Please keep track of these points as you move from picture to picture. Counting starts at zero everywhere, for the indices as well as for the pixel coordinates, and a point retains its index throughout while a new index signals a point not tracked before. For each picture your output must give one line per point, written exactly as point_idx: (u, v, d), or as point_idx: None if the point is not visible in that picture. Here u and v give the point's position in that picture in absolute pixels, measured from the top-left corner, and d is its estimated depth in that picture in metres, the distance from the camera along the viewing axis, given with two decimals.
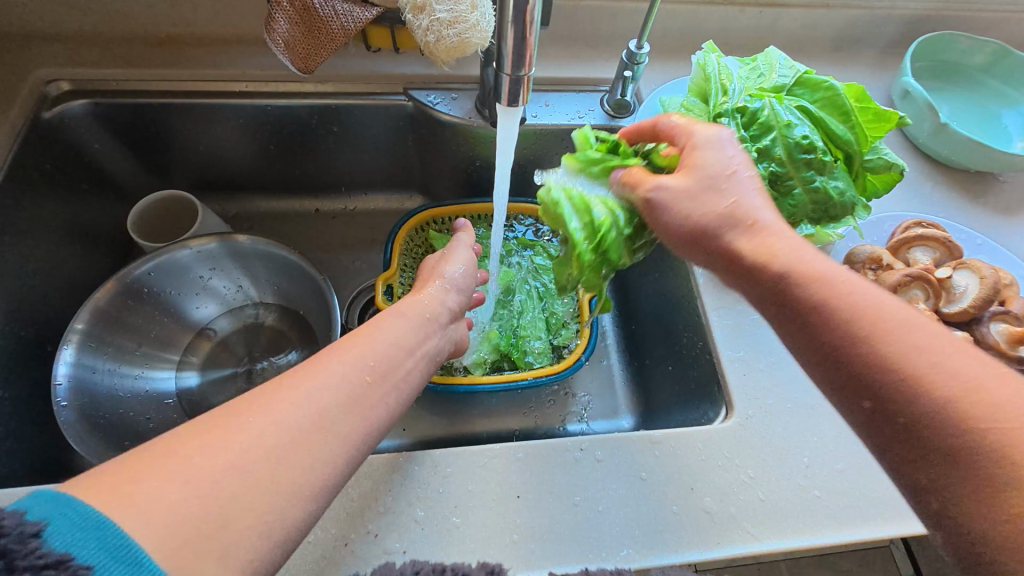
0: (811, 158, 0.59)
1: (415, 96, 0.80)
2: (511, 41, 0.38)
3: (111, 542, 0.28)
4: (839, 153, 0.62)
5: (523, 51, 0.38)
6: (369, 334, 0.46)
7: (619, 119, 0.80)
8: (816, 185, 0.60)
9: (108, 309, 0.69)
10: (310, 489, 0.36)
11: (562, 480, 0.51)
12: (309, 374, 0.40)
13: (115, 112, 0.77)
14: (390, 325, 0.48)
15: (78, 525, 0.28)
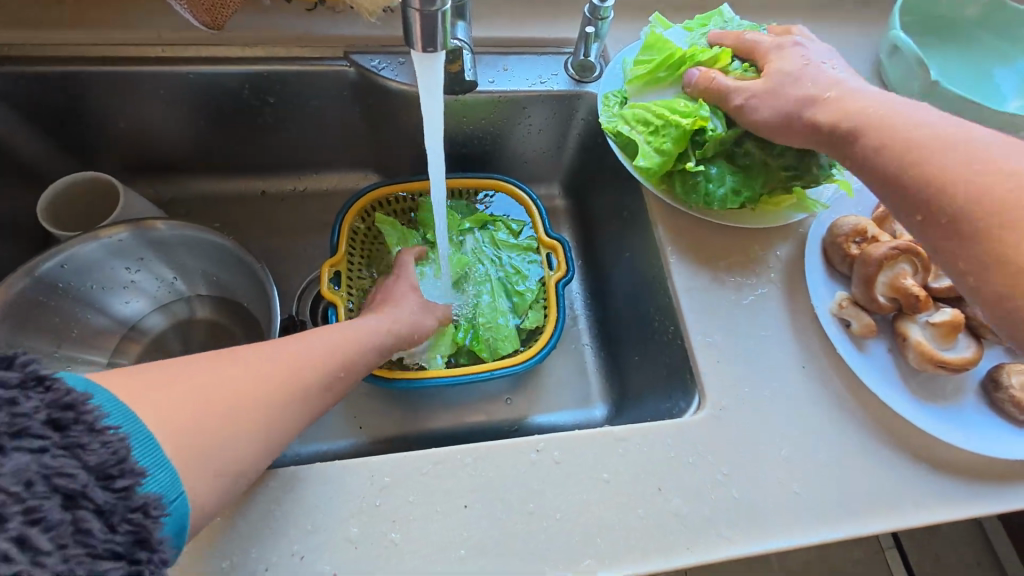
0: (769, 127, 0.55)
1: (357, 61, 0.71)
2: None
3: (138, 429, 0.35)
4: None
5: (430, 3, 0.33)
6: (336, 332, 0.50)
7: (584, 84, 0.73)
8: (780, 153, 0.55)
9: (12, 310, 0.61)
10: (242, 469, 0.41)
11: (517, 486, 0.46)
12: (270, 357, 0.44)
13: (11, 84, 0.67)
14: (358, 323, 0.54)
15: (112, 406, 0.35)
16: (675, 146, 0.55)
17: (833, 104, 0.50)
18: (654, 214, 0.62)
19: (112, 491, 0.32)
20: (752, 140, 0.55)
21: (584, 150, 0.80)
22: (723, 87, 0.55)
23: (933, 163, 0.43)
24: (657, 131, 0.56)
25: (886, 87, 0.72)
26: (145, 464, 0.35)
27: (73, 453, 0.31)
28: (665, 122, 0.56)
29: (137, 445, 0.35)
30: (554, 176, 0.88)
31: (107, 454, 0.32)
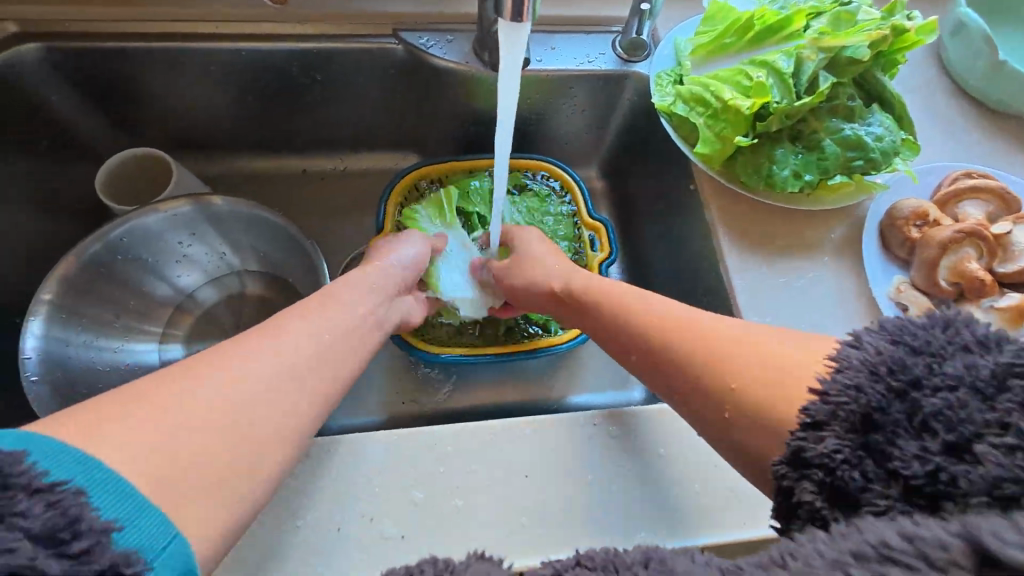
0: (835, 107, 0.51)
1: (406, 39, 0.71)
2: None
3: (98, 476, 0.29)
4: (869, 94, 0.53)
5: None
6: (342, 287, 0.52)
7: (632, 63, 0.72)
8: (845, 134, 0.51)
9: (77, 279, 0.63)
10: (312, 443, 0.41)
11: (576, 459, 0.47)
12: (279, 330, 0.42)
13: (72, 60, 0.68)
14: (355, 281, 0.54)
15: (61, 458, 0.29)
16: (730, 130, 0.53)
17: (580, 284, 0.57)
18: (705, 195, 0.61)
19: (68, 559, 0.26)
20: (815, 120, 0.52)
21: (627, 131, 0.80)
22: (786, 63, 0.51)
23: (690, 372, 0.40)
24: (716, 114, 0.54)
25: (946, 67, 0.70)
26: (115, 515, 0.28)
27: (10, 523, 0.26)
28: (720, 105, 0.53)
29: (97, 492, 0.28)
30: (594, 158, 0.87)
31: (52, 517, 0.26)
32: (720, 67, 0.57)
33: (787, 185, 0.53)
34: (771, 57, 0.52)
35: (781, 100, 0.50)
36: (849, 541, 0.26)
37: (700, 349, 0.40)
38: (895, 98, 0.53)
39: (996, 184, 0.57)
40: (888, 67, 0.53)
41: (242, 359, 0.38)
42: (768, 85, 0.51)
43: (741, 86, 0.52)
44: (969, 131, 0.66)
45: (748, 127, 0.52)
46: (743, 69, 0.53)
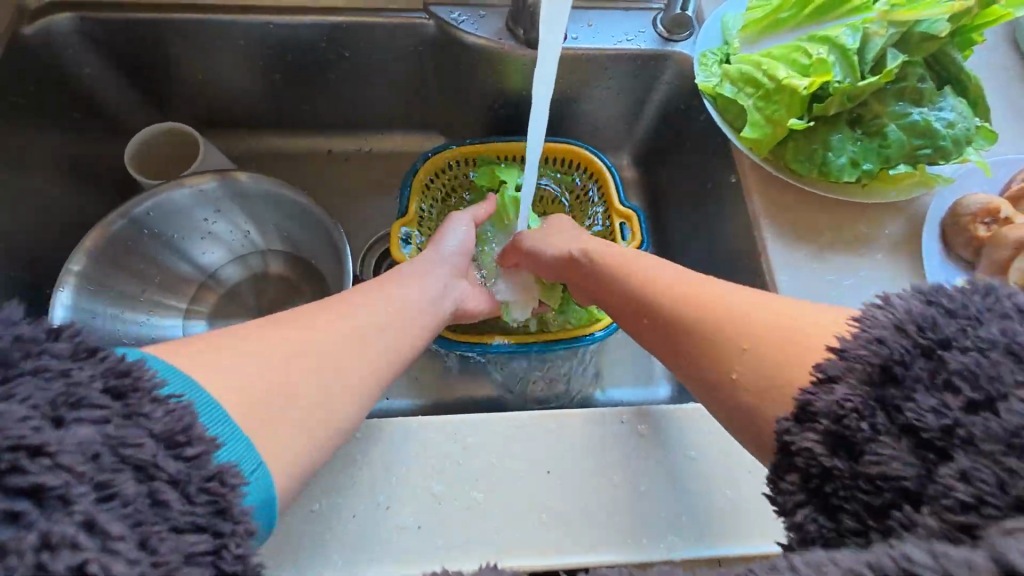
0: (902, 88, 0.47)
1: (436, 14, 0.69)
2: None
3: (201, 397, 0.32)
4: (941, 75, 0.49)
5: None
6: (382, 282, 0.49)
7: (673, 43, 0.68)
8: (912, 119, 0.47)
9: (105, 252, 0.64)
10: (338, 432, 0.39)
11: (602, 457, 0.45)
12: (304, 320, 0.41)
13: (106, 31, 0.68)
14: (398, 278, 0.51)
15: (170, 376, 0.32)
16: (783, 112, 0.49)
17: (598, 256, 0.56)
18: (748, 184, 0.57)
19: (183, 461, 0.29)
20: (879, 103, 0.47)
21: (664, 116, 0.75)
22: (851, 39, 0.46)
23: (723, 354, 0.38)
24: (767, 95, 0.50)
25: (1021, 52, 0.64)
26: (217, 434, 0.32)
27: (136, 422, 0.28)
28: (773, 84, 0.49)
29: (204, 412, 0.32)
30: (626, 144, 0.83)
31: (172, 422, 0.29)
32: (774, 44, 0.52)
33: (843, 173, 0.49)
34: (834, 32, 0.47)
35: (843, 80, 0.46)
36: (868, 555, 0.25)
37: (738, 336, 0.38)
38: (971, 80, 0.48)
39: None
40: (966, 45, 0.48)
41: (292, 332, 0.39)
42: (828, 63, 0.46)
43: (798, 64, 0.48)
44: None
45: (804, 109, 0.48)
46: (801, 45, 0.49)
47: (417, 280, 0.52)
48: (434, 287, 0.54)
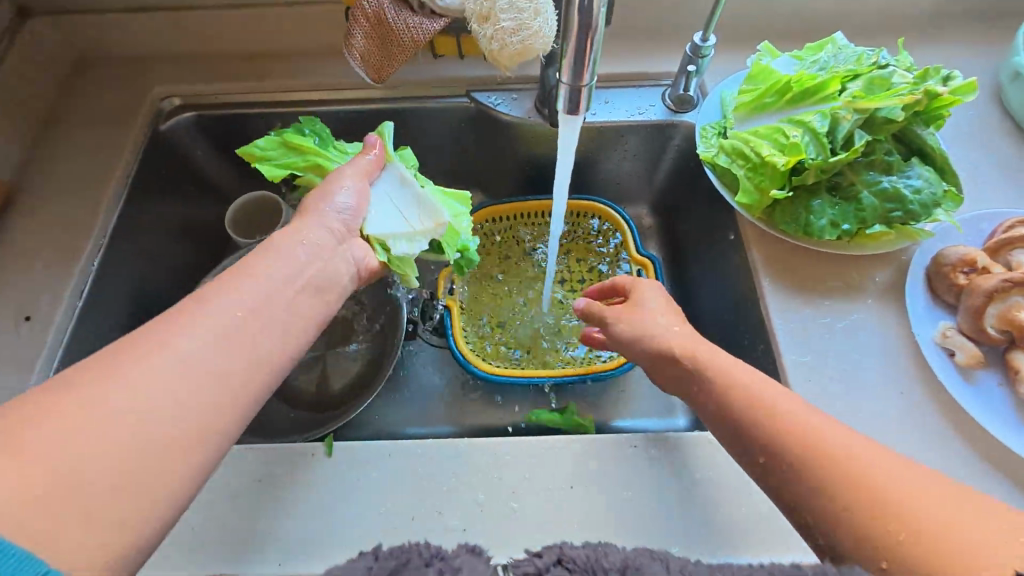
0: (871, 161, 0.55)
1: (477, 98, 0.83)
2: (575, 35, 0.36)
3: None
4: (909, 147, 0.56)
5: (583, 51, 0.37)
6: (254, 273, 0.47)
7: (680, 114, 0.79)
8: (883, 186, 0.55)
9: None
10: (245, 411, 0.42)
11: (618, 476, 0.53)
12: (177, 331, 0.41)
13: (214, 123, 0.83)
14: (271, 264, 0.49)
15: None
16: (769, 182, 0.58)
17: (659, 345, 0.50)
18: (748, 239, 0.65)
19: None
20: (852, 173, 0.55)
21: (676, 174, 0.85)
22: (822, 123, 0.55)
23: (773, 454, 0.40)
24: (755, 168, 0.59)
25: (1001, 112, 0.71)
26: None
27: None
28: (759, 159, 0.58)
29: None
30: (644, 197, 0.93)
31: None
32: (761, 123, 0.62)
33: (824, 233, 0.56)
34: (807, 117, 0.57)
35: (816, 157, 0.55)
36: None
37: (816, 449, 0.39)
38: (938, 151, 0.56)
39: None
40: (929, 122, 0.56)
41: (150, 358, 0.38)
42: (804, 143, 0.55)
43: (779, 143, 0.57)
44: None
45: (785, 180, 0.57)
46: (782, 126, 0.58)
47: (269, 268, 0.48)
48: (297, 272, 0.49)
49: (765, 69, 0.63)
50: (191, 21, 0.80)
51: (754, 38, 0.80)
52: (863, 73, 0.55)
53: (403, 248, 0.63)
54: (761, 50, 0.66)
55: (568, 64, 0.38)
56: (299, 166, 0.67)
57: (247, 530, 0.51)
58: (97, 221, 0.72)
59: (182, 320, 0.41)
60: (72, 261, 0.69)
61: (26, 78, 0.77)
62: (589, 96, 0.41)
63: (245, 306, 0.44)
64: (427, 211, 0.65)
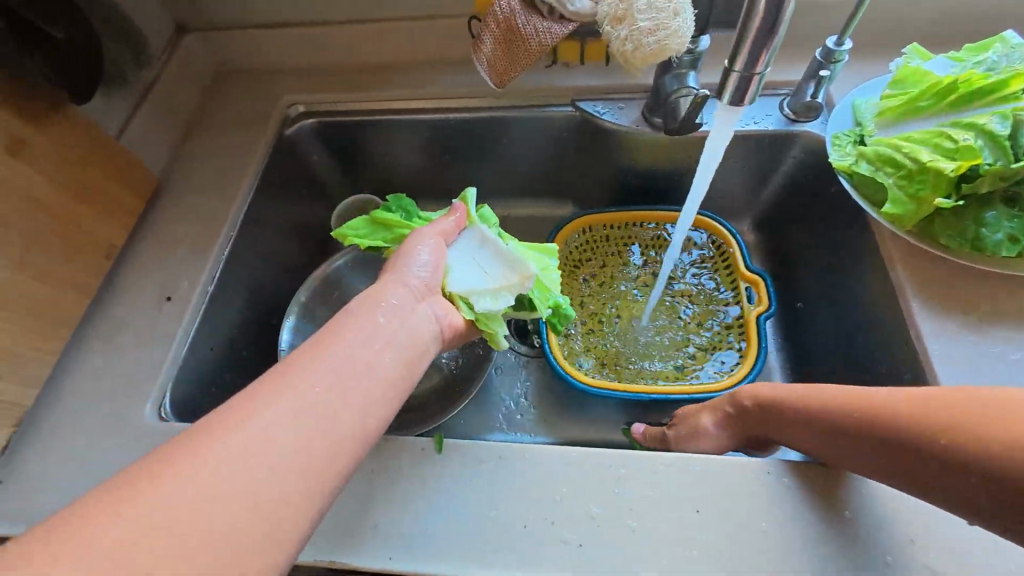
0: None
1: (583, 107, 0.82)
2: (760, 21, 0.35)
3: None
4: None
5: (766, 41, 0.36)
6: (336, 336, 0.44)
7: (802, 123, 0.74)
8: None
9: (320, 291, 0.82)
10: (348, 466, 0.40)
11: (751, 504, 0.48)
12: (260, 402, 0.38)
13: (332, 129, 0.89)
14: (346, 329, 0.45)
15: None
16: (930, 190, 0.52)
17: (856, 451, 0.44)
18: (893, 254, 0.59)
19: None
20: None
21: (790, 188, 0.80)
22: (1000, 126, 0.49)
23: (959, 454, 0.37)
24: (910, 175, 0.53)
25: None
26: None
27: None
28: (916, 165, 0.53)
29: None
30: (749, 212, 0.87)
31: None
32: (913, 127, 0.57)
33: (999, 249, 0.50)
34: (981, 119, 0.51)
35: (994, 163, 0.49)
36: None
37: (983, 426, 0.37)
38: None
39: None
40: None
41: (231, 435, 0.36)
42: (977, 147, 0.50)
43: (943, 148, 0.52)
44: None
45: (951, 188, 0.51)
46: (947, 130, 0.52)
47: (350, 328, 0.45)
48: (376, 335, 0.45)
49: (920, 71, 0.58)
50: (320, 36, 0.87)
51: (887, 44, 0.75)
52: None
53: (487, 304, 0.59)
54: (910, 52, 0.61)
55: (744, 55, 0.37)
56: (389, 241, 0.68)
57: (363, 520, 0.50)
58: (229, 215, 0.78)
59: (266, 397, 0.39)
60: (208, 250, 0.74)
61: (181, 88, 0.86)
62: (758, 87, 0.40)
63: (327, 375, 0.41)
64: (510, 266, 0.62)
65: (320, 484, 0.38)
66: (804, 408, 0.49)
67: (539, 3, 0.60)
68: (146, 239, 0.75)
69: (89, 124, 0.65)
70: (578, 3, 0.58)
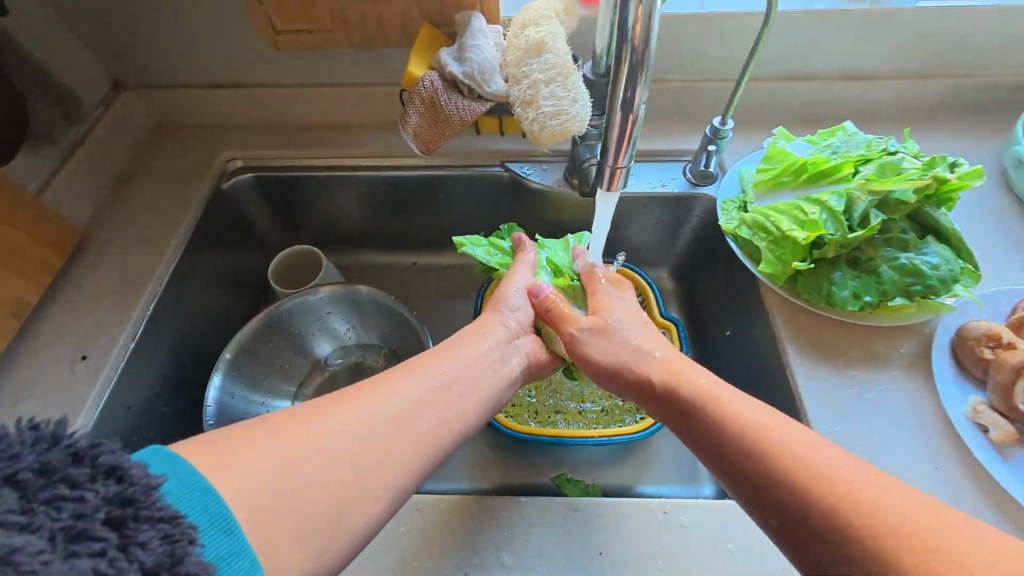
0: (890, 238, 0.58)
1: (511, 167, 0.89)
2: (618, 122, 0.41)
3: (213, 510, 0.35)
4: (925, 227, 0.60)
5: (625, 142, 0.42)
6: (402, 377, 0.49)
7: (702, 188, 0.83)
8: (902, 263, 0.58)
9: (250, 343, 0.82)
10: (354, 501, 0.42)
11: (646, 544, 0.52)
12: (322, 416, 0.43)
13: (270, 183, 0.91)
14: (415, 371, 0.50)
15: (187, 490, 0.35)
16: (790, 255, 0.61)
17: (661, 366, 0.53)
18: (772, 305, 0.67)
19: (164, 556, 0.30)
20: (872, 249, 0.59)
21: (697, 243, 0.88)
22: (838, 202, 0.59)
23: (793, 491, 0.39)
24: (776, 241, 0.63)
25: (1012, 195, 0.74)
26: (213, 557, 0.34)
27: (129, 554, 0.29)
28: (779, 232, 0.62)
29: (204, 523, 0.34)
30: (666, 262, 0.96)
31: (161, 554, 0.30)
32: (779, 198, 0.66)
33: (846, 304, 0.59)
34: (826, 195, 0.61)
35: (836, 233, 0.58)
36: None
37: (822, 484, 0.38)
38: (956, 232, 0.59)
39: None
40: (943, 204, 0.59)
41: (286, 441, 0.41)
42: (822, 219, 0.59)
43: (798, 219, 0.61)
44: None
45: (806, 253, 0.61)
46: (802, 203, 0.62)
47: (413, 372, 0.50)
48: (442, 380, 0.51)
49: (783, 150, 0.68)
50: (261, 97, 0.90)
51: (769, 121, 0.87)
52: (874, 159, 0.60)
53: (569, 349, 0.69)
54: (777, 133, 0.72)
55: (612, 154, 0.43)
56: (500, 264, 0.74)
57: None
58: (156, 269, 0.78)
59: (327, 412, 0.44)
60: (132, 304, 0.74)
61: (114, 142, 0.87)
62: (626, 176, 0.46)
63: (388, 416, 0.46)
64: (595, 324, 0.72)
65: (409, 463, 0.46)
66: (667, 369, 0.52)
67: (460, 84, 0.66)
68: (69, 293, 0.75)
69: (9, 184, 0.65)
70: (493, 86, 0.66)
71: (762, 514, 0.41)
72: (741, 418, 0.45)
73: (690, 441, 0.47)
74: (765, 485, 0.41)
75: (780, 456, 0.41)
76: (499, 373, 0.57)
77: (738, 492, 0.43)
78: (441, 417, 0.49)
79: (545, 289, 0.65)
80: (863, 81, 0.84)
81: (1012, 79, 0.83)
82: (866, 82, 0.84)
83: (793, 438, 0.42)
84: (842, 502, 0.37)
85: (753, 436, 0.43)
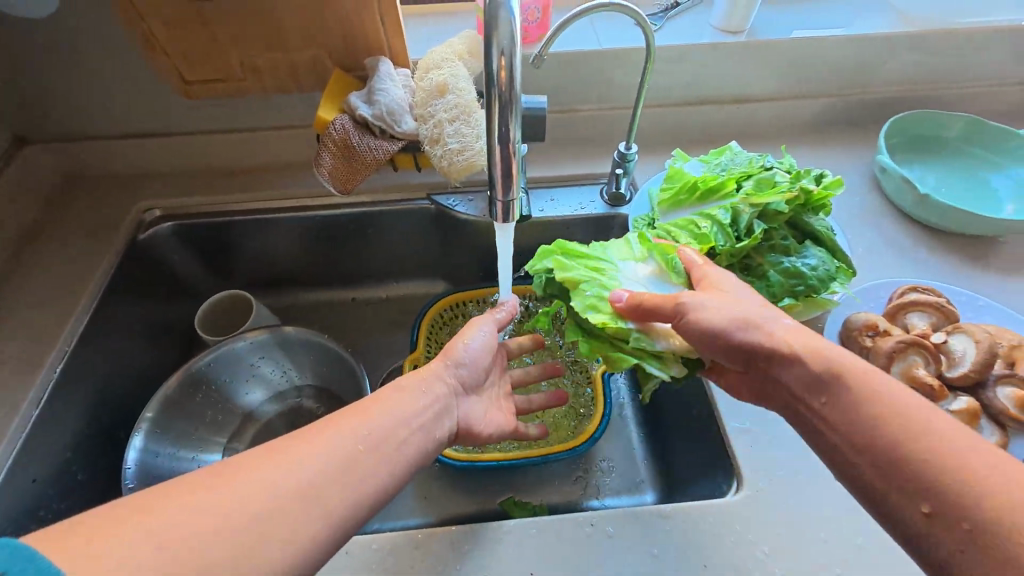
0: (773, 246, 0.64)
1: (437, 200, 0.92)
2: (499, 164, 0.44)
3: None
4: (804, 232, 0.66)
5: (509, 176, 0.45)
6: (323, 436, 0.44)
7: (618, 208, 0.88)
8: (785, 267, 0.64)
9: (174, 397, 0.79)
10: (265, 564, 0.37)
11: (574, 557, 0.54)
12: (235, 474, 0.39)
13: (193, 231, 0.89)
14: (340, 425, 0.45)
15: None
16: None
17: (772, 335, 0.48)
18: None
19: None
20: (759, 256, 0.65)
21: None
22: (725, 216, 0.65)
23: (926, 460, 0.38)
24: None
25: (883, 198, 0.83)
26: None
27: None
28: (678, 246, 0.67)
29: None
30: None
31: None
32: (679, 215, 0.72)
33: None
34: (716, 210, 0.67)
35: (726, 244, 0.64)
36: None
37: (963, 465, 0.37)
38: (830, 235, 0.66)
39: (939, 298, 0.65)
40: (815, 211, 0.66)
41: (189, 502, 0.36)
42: (713, 233, 0.65)
43: (694, 233, 0.66)
44: (916, 249, 0.77)
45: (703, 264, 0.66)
46: (696, 218, 0.68)
47: (337, 426, 0.45)
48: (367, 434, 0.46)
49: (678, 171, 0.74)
50: (178, 145, 0.89)
51: (674, 143, 0.94)
52: (754, 175, 0.67)
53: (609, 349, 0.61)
54: (676, 155, 0.78)
55: (500, 188, 0.46)
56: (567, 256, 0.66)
57: None
58: (64, 330, 0.74)
59: (241, 470, 0.39)
60: (36, 369, 0.70)
61: (17, 200, 0.83)
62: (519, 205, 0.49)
63: (303, 477, 0.40)
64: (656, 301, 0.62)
65: (321, 522, 0.40)
66: (788, 333, 0.48)
67: (371, 125, 0.69)
68: None
69: None
70: (404, 125, 0.69)
71: (896, 490, 0.39)
72: (868, 378, 0.43)
73: (828, 418, 0.44)
74: (901, 457, 0.39)
75: (906, 426, 0.39)
76: (434, 431, 0.53)
77: (868, 470, 0.41)
78: (361, 481, 0.43)
79: (625, 294, 0.57)
80: (751, 103, 0.93)
81: (875, 95, 0.94)
82: (754, 105, 0.93)
83: (915, 401, 0.41)
84: (973, 480, 0.36)
85: (884, 404, 0.41)
